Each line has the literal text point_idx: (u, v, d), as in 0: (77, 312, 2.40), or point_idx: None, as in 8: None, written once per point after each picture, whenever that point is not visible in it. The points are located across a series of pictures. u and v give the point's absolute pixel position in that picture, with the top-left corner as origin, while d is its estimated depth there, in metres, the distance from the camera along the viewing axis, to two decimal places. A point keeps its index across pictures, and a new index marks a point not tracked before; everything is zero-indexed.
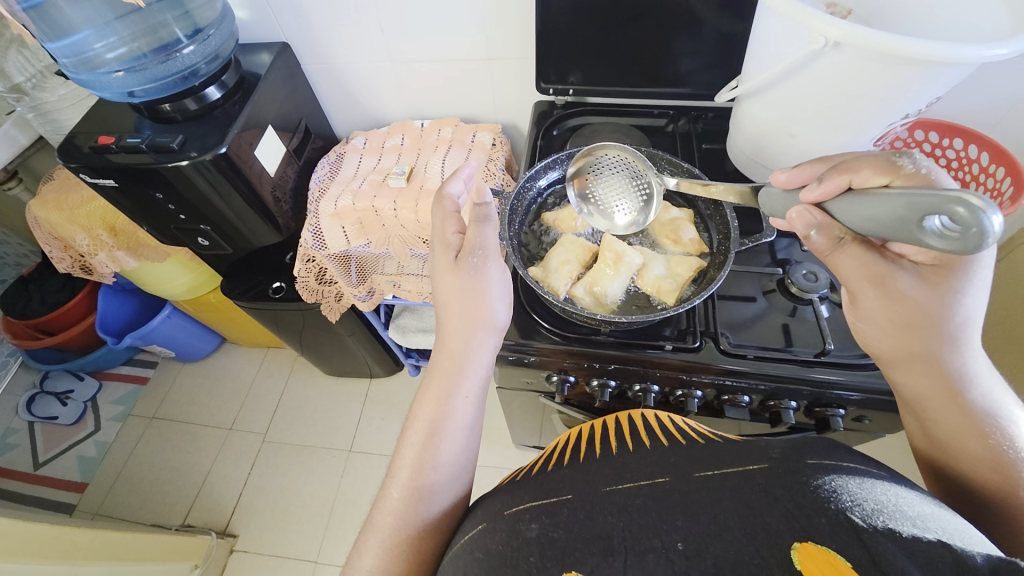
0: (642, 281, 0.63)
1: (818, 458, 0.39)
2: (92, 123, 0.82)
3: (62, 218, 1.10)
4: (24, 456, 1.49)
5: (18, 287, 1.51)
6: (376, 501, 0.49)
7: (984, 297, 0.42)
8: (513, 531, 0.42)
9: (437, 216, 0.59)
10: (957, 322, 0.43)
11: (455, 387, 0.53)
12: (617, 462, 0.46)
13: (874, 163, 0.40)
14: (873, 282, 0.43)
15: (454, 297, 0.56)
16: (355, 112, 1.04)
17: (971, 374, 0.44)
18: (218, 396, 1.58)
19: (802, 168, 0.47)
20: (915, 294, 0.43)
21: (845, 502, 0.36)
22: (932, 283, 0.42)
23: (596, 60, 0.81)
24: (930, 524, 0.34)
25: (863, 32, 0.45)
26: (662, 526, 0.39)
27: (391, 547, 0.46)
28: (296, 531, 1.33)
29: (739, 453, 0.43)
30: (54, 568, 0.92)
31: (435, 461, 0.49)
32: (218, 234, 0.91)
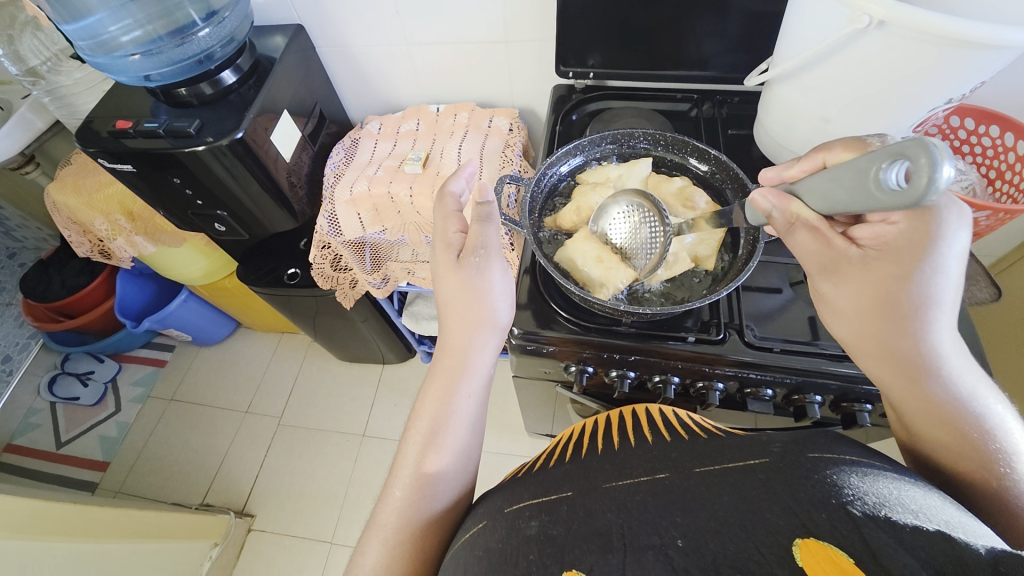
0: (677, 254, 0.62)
1: (816, 452, 0.39)
2: (108, 107, 0.81)
3: (80, 203, 1.11)
4: (48, 435, 1.54)
5: (39, 270, 1.54)
6: (380, 498, 0.49)
7: (934, 279, 0.42)
8: (513, 528, 0.42)
9: (439, 216, 0.60)
10: (914, 304, 0.43)
11: (457, 385, 0.53)
12: (619, 459, 0.47)
13: (846, 142, 0.47)
14: (821, 266, 0.48)
15: (456, 297, 0.57)
16: (370, 96, 1.02)
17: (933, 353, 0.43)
18: (234, 380, 1.60)
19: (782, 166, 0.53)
20: (860, 276, 0.45)
21: (849, 498, 0.34)
22: (873, 266, 0.45)
23: (616, 42, 0.79)
24: (919, 513, 0.33)
25: (909, 11, 0.42)
26: (661, 523, 0.38)
27: (397, 542, 0.46)
28: (311, 512, 1.36)
29: (740, 447, 0.43)
30: (78, 544, 0.95)
31: (438, 459, 0.50)
32: (234, 221, 0.91)
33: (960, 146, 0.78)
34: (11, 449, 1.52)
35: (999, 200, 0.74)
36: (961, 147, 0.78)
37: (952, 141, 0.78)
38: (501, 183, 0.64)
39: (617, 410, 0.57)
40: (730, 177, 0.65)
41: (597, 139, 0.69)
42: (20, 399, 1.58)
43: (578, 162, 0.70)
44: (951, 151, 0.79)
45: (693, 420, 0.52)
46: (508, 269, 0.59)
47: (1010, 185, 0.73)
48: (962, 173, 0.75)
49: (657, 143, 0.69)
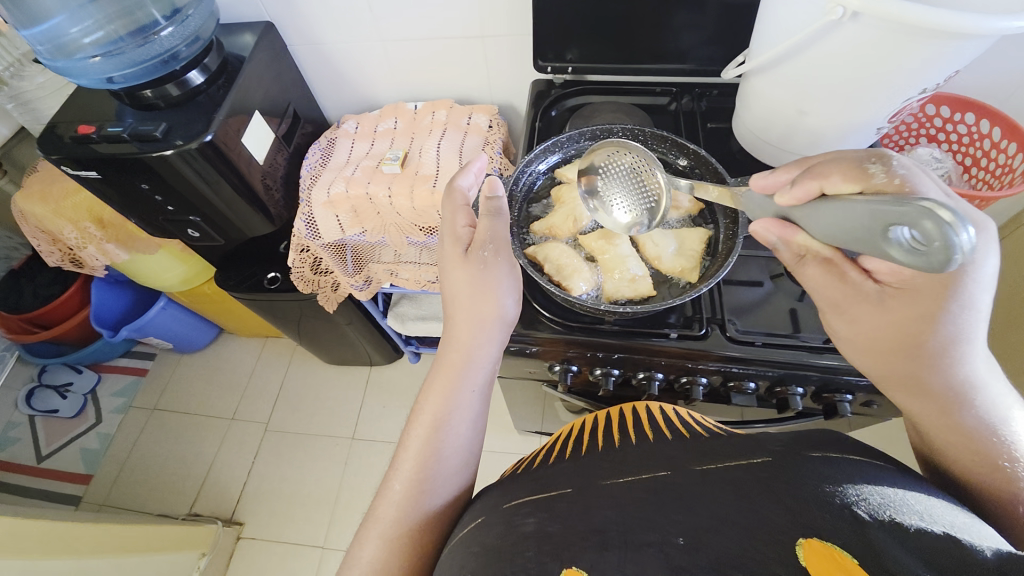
0: (661, 265, 0.61)
1: (822, 451, 0.39)
2: (72, 111, 0.79)
3: (47, 211, 1.09)
4: (28, 449, 1.50)
5: (11, 280, 1.50)
6: (378, 493, 0.48)
7: (962, 317, 0.42)
8: (508, 525, 0.41)
9: (447, 209, 0.59)
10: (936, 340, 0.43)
11: (460, 379, 0.52)
12: (617, 456, 0.46)
13: (845, 169, 0.42)
14: (835, 302, 0.50)
15: (463, 291, 0.55)
16: (346, 95, 1.00)
17: (965, 388, 0.42)
18: (219, 385, 1.57)
19: (777, 174, 0.48)
20: (876, 312, 0.47)
21: (854, 496, 0.35)
22: (890, 304, 0.46)
23: (594, 36, 0.78)
24: (924, 515, 0.34)
25: (882, 1, 0.42)
26: (660, 521, 0.38)
27: (392, 537, 0.45)
28: (302, 517, 1.35)
29: (743, 446, 0.43)
30: (60, 562, 0.93)
31: (437, 456, 0.49)
32: (208, 225, 0.89)
33: (936, 134, 0.78)
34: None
35: (975, 186, 0.76)
36: (937, 135, 0.78)
37: (927, 130, 0.79)
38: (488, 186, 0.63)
39: (620, 407, 0.55)
40: (709, 170, 0.64)
41: (576, 135, 0.67)
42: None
43: (556, 160, 0.69)
44: (927, 138, 0.79)
45: (694, 417, 0.51)
46: (515, 264, 0.57)
47: (986, 172, 0.74)
48: (938, 162, 0.75)
49: (636, 138, 0.68)
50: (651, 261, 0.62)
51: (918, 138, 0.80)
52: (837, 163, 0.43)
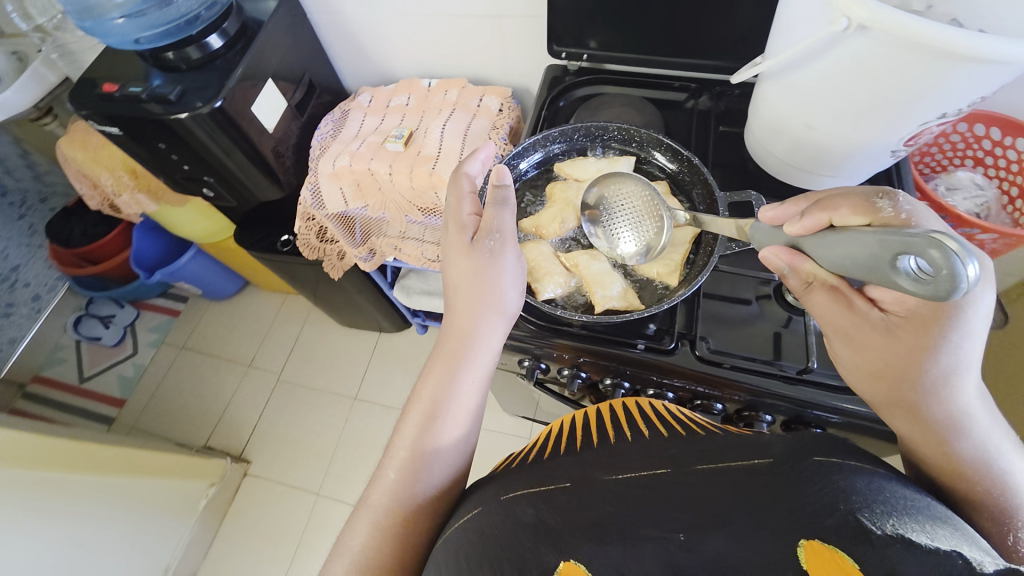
0: (641, 270, 0.61)
1: (824, 456, 0.39)
2: (102, 66, 0.82)
3: (86, 157, 1.16)
4: (71, 369, 1.64)
5: (62, 217, 1.61)
6: (370, 480, 0.48)
7: (962, 347, 0.41)
8: (508, 514, 0.42)
9: (453, 195, 0.57)
10: (935, 372, 0.42)
11: (460, 368, 0.52)
12: (615, 453, 0.47)
13: (854, 202, 0.41)
14: (840, 330, 0.47)
15: (465, 279, 0.54)
16: (364, 66, 1.00)
17: (962, 420, 0.41)
18: (240, 333, 1.66)
19: (787, 207, 0.48)
20: (883, 345, 0.44)
21: (859, 504, 0.35)
22: (900, 335, 0.43)
23: (613, 23, 0.74)
24: (930, 524, 0.33)
25: (892, 16, 0.39)
26: (661, 516, 0.39)
27: (384, 524, 0.45)
28: (301, 465, 1.43)
29: (736, 445, 0.44)
30: (79, 477, 1.02)
31: (433, 445, 0.48)
32: (222, 186, 0.92)
33: (982, 158, 0.72)
34: (38, 380, 1.63)
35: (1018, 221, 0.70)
36: (985, 158, 0.72)
37: (974, 152, 0.73)
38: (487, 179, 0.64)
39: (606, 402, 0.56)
40: (699, 179, 0.62)
41: (569, 130, 0.67)
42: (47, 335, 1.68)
43: (539, 158, 0.68)
44: (973, 161, 0.74)
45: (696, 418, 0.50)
46: (520, 255, 0.57)
47: None
48: (979, 189, 0.71)
49: (633, 140, 0.67)
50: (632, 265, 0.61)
51: (962, 159, 0.75)
52: (845, 197, 0.42)
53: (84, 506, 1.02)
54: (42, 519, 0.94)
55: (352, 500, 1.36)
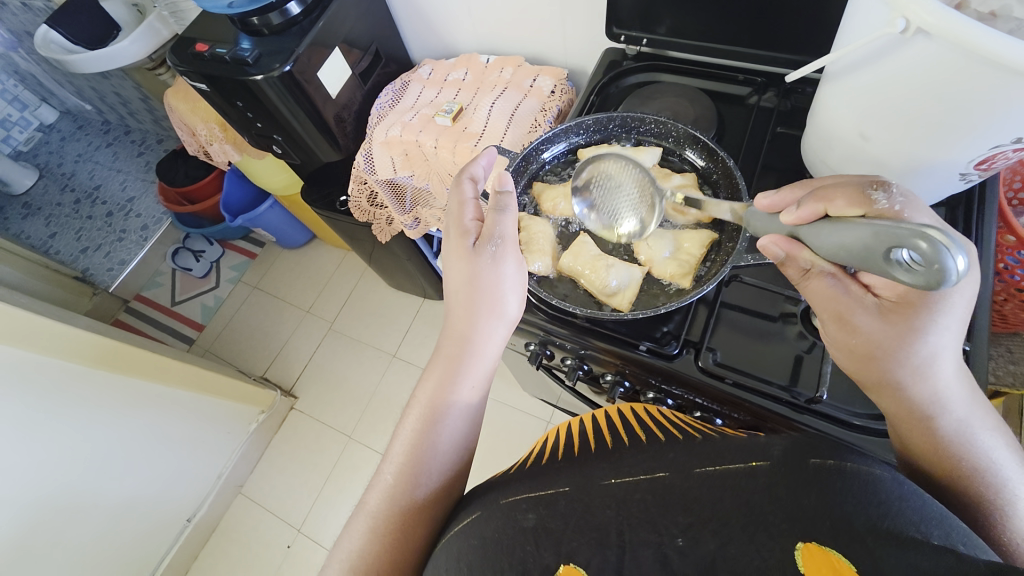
0: (654, 268, 0.63)
1: (822, 459, 0.39)
2: (200, 26, 0.91)
3: (186, 108, 1.30)
4: (166, 293, 1.88)
5: (170, 159, 1.80)
6: (370, 484, 0.51)
7: (947, 328, 0.41)
8: (508, 517, 0.43)
9: (454, 200, 0.59)
10: (921, 355, 0.42)
11: (460, 369, 0.55)
12: (616, 457, 0.47)
13: (849, 192, 0.41)
14: (834, 315, 0.46)
15: (465, 282, 0.56)
16: (431, 38, 1.03)
17: (943, 402, 0.42)
18: (302, 281, 1.81)
19: (784, 194, 0.48)
20: (875, 331, 0.43)
21: (855, 511, 0.36)
22: (892, 320, 0.42)
23: (679, 8, 0.71)
24: (932, 520, 0.35)
25: (955, 21, 0.35)
26: (661, 521, 0.40)
27: (377, 525, 0.48)
28: (339, 408, 1.56)
29: (740, 448, 0.42)
30: (152, 386, 1.18)
31: (431, 446, 0.51)
32: (288, 145, 1.00)
33: None
34: (140, 299, 1.87)
35: None
36: None
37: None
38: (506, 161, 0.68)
39: (615, 406, 0.58)
40: (726, 182, 0.62)
41: (604, 120, 0.69)
42: (151, 260, 1.90)
43: (561, 149, 0.71)
44: None
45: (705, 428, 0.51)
46: (521, 262, 0.57)
47: None
48: None
49: (670, 133, 0.67)
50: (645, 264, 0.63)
51: None
52: (836, 189, 0.42)
53: (151, 411, 1.19)
54: (115, 415, 1.12)
55: (378, 447, 1.48)
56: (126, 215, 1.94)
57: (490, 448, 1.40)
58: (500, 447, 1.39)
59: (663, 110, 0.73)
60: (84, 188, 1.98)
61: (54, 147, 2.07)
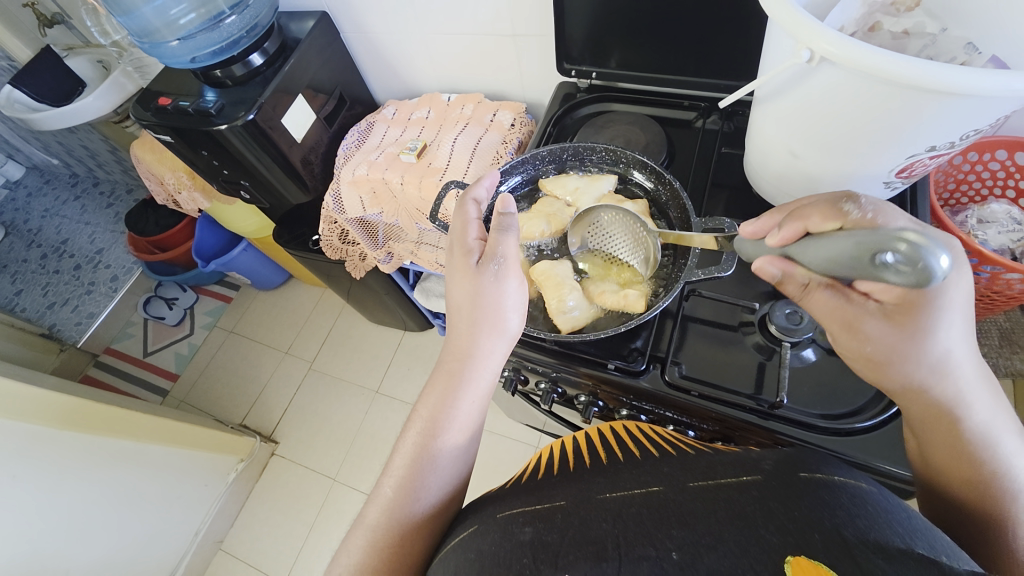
0: (606, 301, 0.62)
1: (809, 472, 0.39)
2: (164, 80, 0.93)
3: (154, 158, 1.31)
4: (138, 344, 1.83)
5: (140, 208, 1.80)
6: (369, 498, 0.50)
7: (956, 329, 0.39)
8: (506, 533, 0.42)
9: (458, 221, 0.59)
10: (932, 359, 0.40)
11: (460, 386, 0.54)
12: (609, 472, 0.47)
13: (823, 207, 0.43)
14: (844, 323, 0.44)
15: (466, 300, 0.56)
16: (393, 81, 1.07)
17: (962, 402, 0.40)
18: (280, 322, 1.79)
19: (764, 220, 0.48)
20: (885, 338, 0.41)
21: (844, 520, 0.34)
22: (900, 324, 0.40)
23: (623, 42, 0.76)
24: (917, 532, 0.34)
25: (855, 49, 0.39)
26: (658, 535, 0.37)
27: (374, 542, 0.46)
28: (322, 449, 1.52)
29: (734, 464, 0.43)
30: (121, 441, 1.14)
31: (433, 464, 0.50)
32: (256, 190, 1.01)
33: None
34: (109, 352, 1.83)
35: None
36: None
37: (1014, 182, 0.69)
38: (454, 187, 0.70)
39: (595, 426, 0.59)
40: (675, 201, 0.65)
41: (557, 150, 0.72)
42: (121, 312, 1.88)
43: (517, 181, 0.74)
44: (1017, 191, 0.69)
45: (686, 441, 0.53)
46: (523, 282, 0.57)
47: None
48: (1016, 223, 0.66)
49: (620, 160, 0.71)
50: (596, 299, 0.63)
51: (999, 189, 0.71)
52: (810, 210, 0.43)
53: (120, 468, 1.14)
54: (83, 475, 1.07)
55: (364, 488, 1.44)
56: (95, 268, 1.90)
57: (480, 480, 1.37)
58: (489, 477, 1.37)
59: (615, 137, 0.77)
60: (52, 243, 1.95)
61: (20, 203, 2.04)
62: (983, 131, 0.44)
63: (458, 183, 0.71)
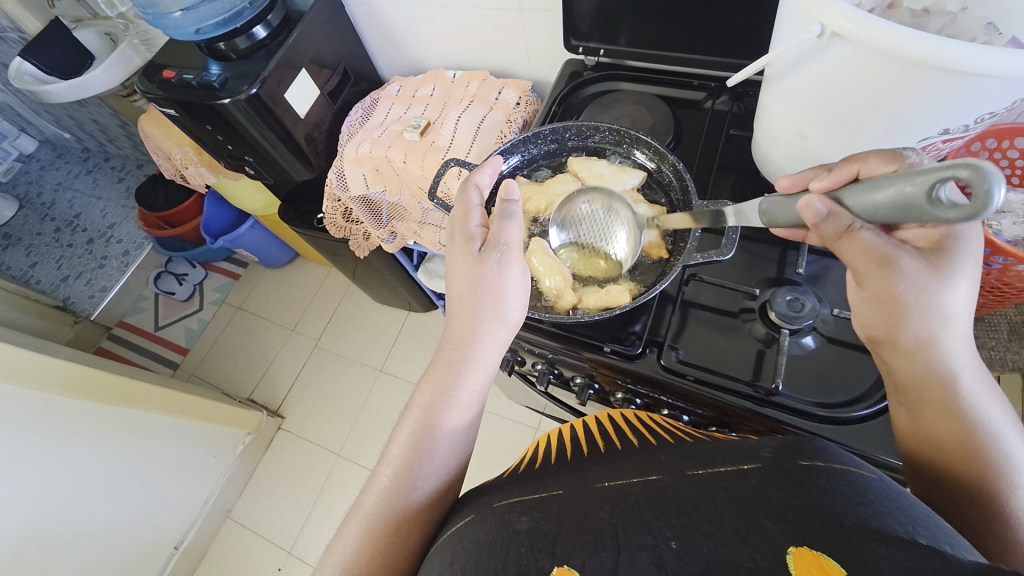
0: (585, 304, 0.61)
1: (809, 459, 0.37)
2: (169, 54, 0.92)
3: (161, 133, 1.31)
4: (149, 318, 1.87)
5: (150, 184, 1.81)
6: (365, 486, 0.50)
7: (971, 285, 0.41)
8: (502, 521, 0.42)
9: (459, 207, 0.58)
10: (949, 309, 0.41)
11: (459, 375, 0.54)
12: (607, 462, 0.48)
13: (881, 154, 0.42)
14: (878, 262, 0.41)
15: (466, 286, 0.55)
16: (399, 57, 1.05)
17: (961, 358, 0.42)
18: (287, 300, 1.81)
19: (804, 173, 0.47)
20: (917, 277, 0.40)
21: (844, 508, 0.33)
22: (936, 263, 0.40)
23: (633, 18, 0.74)
24: (919, 521, 0.32)
25: (866, 22, 0.37)
26: (655, 525, 0.37)
27: (373, 529, 0.47)
28: (327, 426, 1.55)
29: (729, 451, 0.43)
30: (130, 412, 1.17)
31: (430, 453, 0.50)
32: (259, 166, 1.01)
33: None
34: (121, 325, 1.87)
35: None
36: None
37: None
38: (453, 164, 0.69)
39: (596, 414, 0.60)
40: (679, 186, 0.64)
41: (559, 130, 0.71)
42: (132, 286, 1.91)
43: (515, 161, 0.73)
44: None
45: (684, 429, 0.53)
46: (526, 271, 0.57)
47: None
48: None
49: (624, 140, 0.69)
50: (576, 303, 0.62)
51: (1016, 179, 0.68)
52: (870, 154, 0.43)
53: (131, 437, 1.18)
54: (94, 442, 1.11)
55: (366, 464, 1.47)
56: (107, 242, 1.93)
57: (480, 459, 1.39)
58: (489, 457, 1.39)
59: (621, 118, 0.75)
60: (65, 217, 1.98)
61: (33, 176, 2.07)
62: (998, 114, 0.42)
63: (459, 161, 0.71)
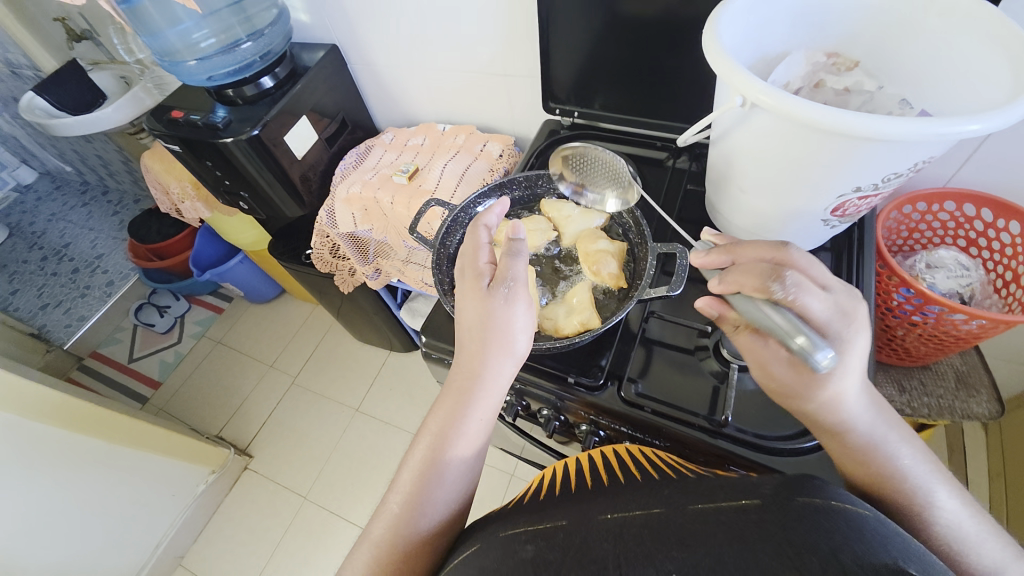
0: (562, 331, 0.65)
1: (807, 497, 0.37)
2: (181, 97, 1.00)
3: (162, 168, 1.37)
4: (124, 350, 1.84)
5: (145, 217, 1.86)
6: (376, 512, 0.51)
7: (852, 373, 0.43)
8: (508, 550, 0.42)
9: (470, 245, 0.60)
10: (830, 398, 0.44)
11: (468, 406, 0.55)
12: (609, 493, 0.48)
13: (756, 276, 0.44)
14: (759, 363, 0.49)
15: (476, 320, 0.56)
16: (394, 110, 1.15)
17: (855, 434, 0.45)
18: (268, 336, 1.80)
19: (714, 254, 0.51)
20: (792, 381, 0.46)
21: (840, 543, 0.33)
22: (805, 373, 0.44)
23: (603, 87, 0.83)
24: (911, 557, 0.32)
25: (778, 95, 0.44)
26: (658, 557, 0.36)
27: (381, 556, 0.48)
28: (296, 466, 1.51)
29: (730, 487, 0.42)
30: (92, 440, 1.14)
31: (440, 479, 0.52)
32: (253, 201, 1.05)
33: (977, 239, 0.72)
34: (94, 356, 1.83)
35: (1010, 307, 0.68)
36: (978, 239, 0.72)
37: (964, 232, 0.73)
38: (432, 204, 0.74)
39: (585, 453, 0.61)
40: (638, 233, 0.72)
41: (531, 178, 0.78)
42: (111, 317, 1.88)
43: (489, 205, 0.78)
44: (966, 241, 0.74)
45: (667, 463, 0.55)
46: (533, 306, 0.57)
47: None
48: (963, 269, 0.71)
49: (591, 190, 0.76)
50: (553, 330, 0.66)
51: (949, 238, 0.75)
52: (747, 273, 0.45)
53: (89, 466, 1.14)
54: (50, 470, 1.07)
55: (334, 508, 1.41)
56: (92, 272, 1.94)
57: None
58: None
59: None
60: (53, 246, 2.00)
61: (29, 206, 2.12)
62: (905, 173, 0.48)
63: (440, 201, 0.76)
